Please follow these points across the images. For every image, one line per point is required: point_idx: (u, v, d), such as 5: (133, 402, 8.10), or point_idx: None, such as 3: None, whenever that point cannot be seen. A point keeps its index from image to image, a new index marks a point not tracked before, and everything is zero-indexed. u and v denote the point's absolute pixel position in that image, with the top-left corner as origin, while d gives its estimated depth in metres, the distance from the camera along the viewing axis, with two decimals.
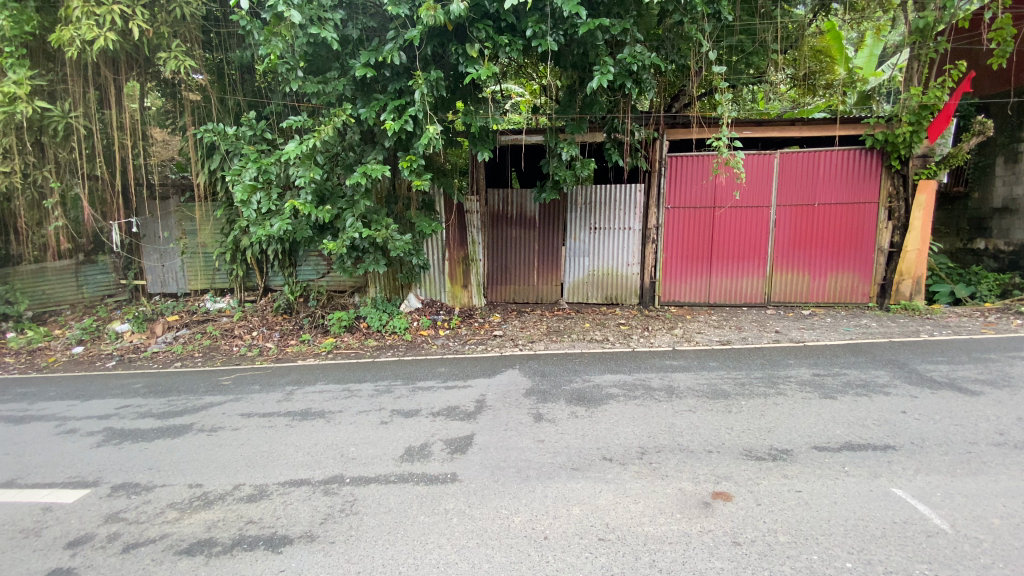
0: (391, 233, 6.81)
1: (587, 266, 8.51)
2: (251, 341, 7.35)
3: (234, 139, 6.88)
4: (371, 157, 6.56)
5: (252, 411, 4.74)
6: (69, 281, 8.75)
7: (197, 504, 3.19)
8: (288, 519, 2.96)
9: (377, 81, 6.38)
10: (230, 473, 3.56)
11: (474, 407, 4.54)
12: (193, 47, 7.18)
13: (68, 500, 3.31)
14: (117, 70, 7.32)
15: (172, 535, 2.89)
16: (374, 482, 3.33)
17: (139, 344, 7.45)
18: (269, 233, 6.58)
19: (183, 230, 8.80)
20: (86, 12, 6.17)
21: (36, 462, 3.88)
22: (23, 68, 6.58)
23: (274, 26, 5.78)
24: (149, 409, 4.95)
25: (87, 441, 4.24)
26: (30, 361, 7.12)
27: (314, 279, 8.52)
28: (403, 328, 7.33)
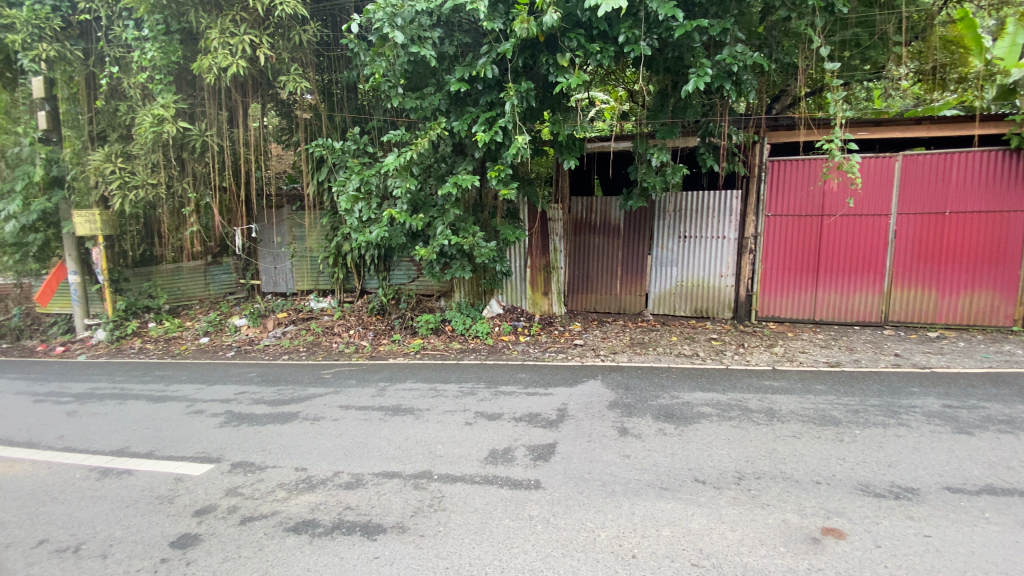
0: (478, 241, 6.99)
1: (675, 277, 8.17)
2: (348, 339, 7.90)
3: (341, 152, 7.47)
4: (461, 168, 6.81)
5: (350, 404, 5.06)
6: (199, 279, 9.95)
7: (302, 486, 3.45)
8: (381, 509, 3.11)
9: (470, 94, 6.62)
10: (331, 460, 3.82)
11: (557, 415, 4.50)
12: (308, 69, 7.89)
13: (195, 473, 3.72)
14: (245, 93, 8.24)
15: (281, 513, 3.14)
16: (460, 481, 3.41)
17: (253, 338, 8.29)
18: (367, 239, 7.04)
19: (293, 236, 9.67)
20: (223, 43, 7.02)
21: (170, 437, 4.42)
22: (170, 93, 7.60)
23: (379, 48, 6.23)
24: (262, 396, 5.46)
25: (211, 421, 4.76)
26: (167, 348, 8.21)
27: (405, 282, 8.93)
28: (485, 332, 7.48)
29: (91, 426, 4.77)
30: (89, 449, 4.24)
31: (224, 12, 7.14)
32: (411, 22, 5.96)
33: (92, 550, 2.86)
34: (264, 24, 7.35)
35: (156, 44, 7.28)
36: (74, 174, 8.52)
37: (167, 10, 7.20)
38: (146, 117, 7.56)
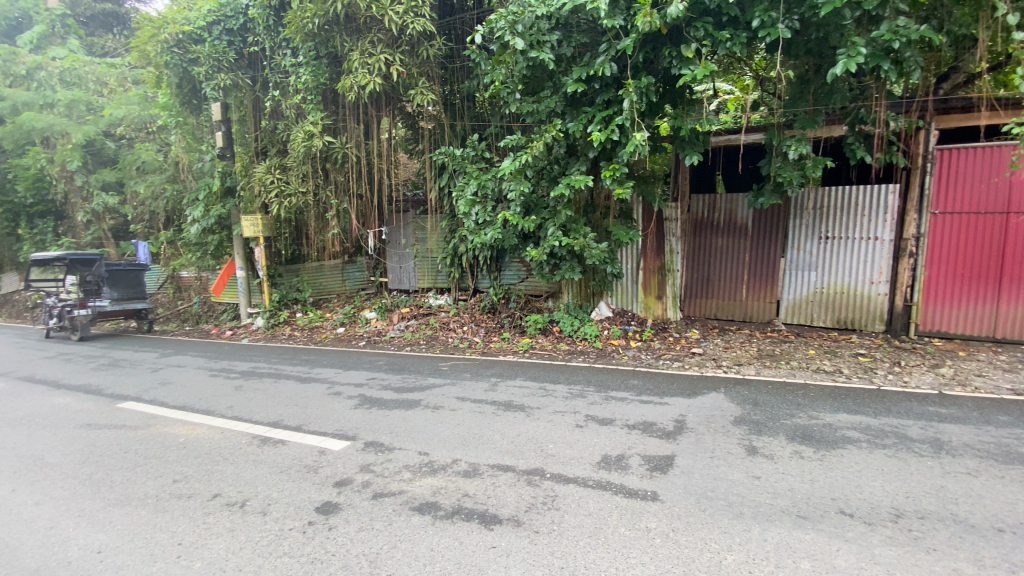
0: (589, 242, 6.90)
1: (813, 282, 7.35)
2: (462, 334, 8.30)
3: (460, 159, 7.88)
4: (575, 169, 6.79)
5: (466, 396, 5.31)
6: (337, 277, 10.97)
7: (425, 470, 3.69)
8: (497, 500, 3.22)
9: (586, 94, 6.59)
10: (450, 448, 4.04)
11: (674, 426, 4.28)
12: (434, 82, 8.43)
13: (335, 448, 4.16)
14: (379, 107, 9.07)
15: (407, 492, 3.39)
16: (573, 483, 3.39)
17: (381, 330, 9.09)
18: (483, 241, 7.35)
19: (416, 238, 10.19)
20: (363, 63, 7.77)
21: (315, 414, 5.00)
22: (318, 111, 8.70)
23: (500, 56, 6.49)
24: (389, 383, 5.96)
25: (348, 403, 5.30)
26: (311, 335, 9.36)
27: (515, 283, 9.03)
28: (594, 335, 7.38)
29: (253, 400, 5.57)
30: (253, 419, 4.94)
31: (363, 35, 7.88)
32: (531, 28, 6.11)
33: (255, 506, 3.32)
34: (397, 43, 8.00)
35: (309, 69, 8.39)
36: (243, 185, 10.02)
37: (317, 39, 8.19)
38: (299, 134, 8.67)
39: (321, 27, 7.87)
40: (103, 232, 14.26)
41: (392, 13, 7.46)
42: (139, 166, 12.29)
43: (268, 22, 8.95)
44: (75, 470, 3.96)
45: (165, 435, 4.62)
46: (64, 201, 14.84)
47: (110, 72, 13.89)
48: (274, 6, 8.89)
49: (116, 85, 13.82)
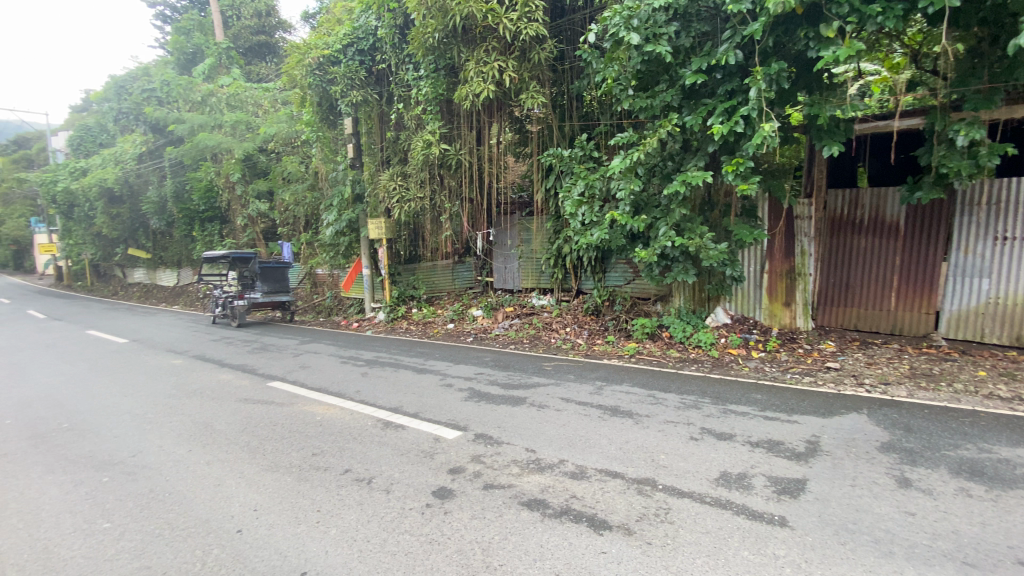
0: (705, 242, 6.51)
1: (986, 291, 6.21)
2: (566, 336, 8.29)
3: (568, 160, 7.90)
4: (692, 165, 6.45)
5: (571, 397, 5.30)
6: (448, 275, 11.44)
7: (532, 467, 3.75)
8: (606, 506, 3.16)
9: (705, 86, 6.25)
10: (557, 447, 4.05)
11: (804, 447, 3.87)
12: (545, 85, 8.55)
13: (448, 436, 4.39)
14: (490, 114, 9.40)
15: (517, 487, 3.47)
16: (688, 497, 3.22)
17: (486, 327, 9.43)
18: (589, 241, 7.28)
19: (521, 239, 10.23)
20: (478, 71, 8.08)
21: (430, 403, 5.32)
22: (436, 121, 9.29)
23: (614, 52, 6.39)
24: (496, 378, 6.17)
25: (458, 395, 5.55)
26: (424, 330, 10.04)
27: (621, 285, 8.83)
28: (708, 343, 6.94)
29: (376, 386, 6.08)
30: (376, 404, 5.39)
31: (479, 45, 8.21)
32: (647, 20, 5.93)
33: (379, 484, 3.61)
34: (511, 50, 8.24)
35: (429, 81, 8.98)
36: (370, 191, 10.99)
37: (437, 52, 8.70)
38: (419, 142, 9.31)
39: (442, 40, 8.34)
40: (256, 233, 16.51)
41: (507, 21, 7.70)
42: (286, 177, 14.04)
43: (394, 40, 9.71)
44: (237, 437, 4.64)
45: (304, 413, 5.22)
46: (229, 207, 17.45)
47: (264, 95, 16.05)
48: (399, 25, 9.62)
49: (269, 106, 15.92)
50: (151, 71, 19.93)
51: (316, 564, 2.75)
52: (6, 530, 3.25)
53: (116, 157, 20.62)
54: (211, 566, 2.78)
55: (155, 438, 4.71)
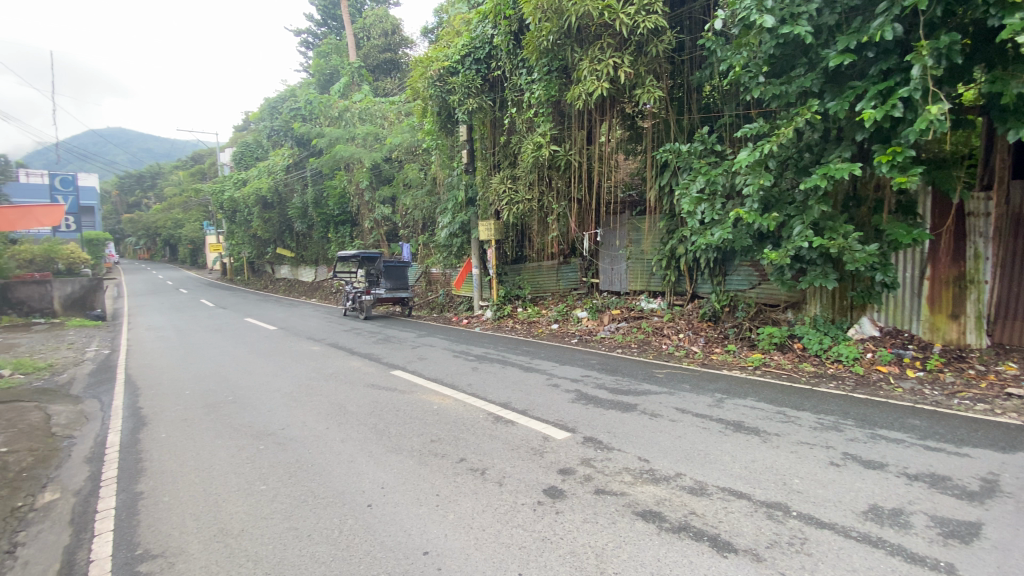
0: (851, 243, 5.80)
1: None
2: (679, 342, 7.88)
3: (687, 154, 7.66)
4: (834, 156, 5.79)
5: (686, 408, 5.01)
6: (553, 275, 11.44)
7: (646, 477, 3.60)
8: (730, 527, 2.93)
9: (853, 67, 5.58)
10: (674, 459, 3.86)
11: (979, 486, 3.25)
12: (662, 79, 8.24)
13: (558, 436, 4.39)
14: (602, 112, 9.26)
15: (630, 496, 3.36)
16: (827, 529, 2.87)
17: (591, 330, 9.30)
18: (709, 241, 6.83)
19: (630, 239, 9.89)
20: (591, 70, 7.97)
21: (540, 402, 5.36)
22: (547, 123, 9.41)
23: (743, 38, 5.96)
24: (604, 382, 6.04)
25: (566, 396, 5.53)
26: (530, 329, 10.18)
27: (744, 289, 8.16)
28: (851, 358, 6.16)
29: (486, 381, 6.29)
30: (487, 398, 5.57)
31: (593, 43, 8.13)
32: (784, 0, 5.46)
33: (492, 476, 3.72)
34: (626, 45, 8.04)
35: (542, 83, 9.08)
36: (481, 194, 11.43)
37: (551, 54, 8.76)
38: (530, 144, 9.51)
39: (556, 42, 8.38)
40: (380, 235, 18.06)
41: (624, 16, 7.52)
42: (407, 183, 15.14)
43: (509, 46, 9.99)
44: (366, 419, 5.09)
45: (422, 401, 5.57)
46: (357, 211, 19.27)
47: (390, 108, 17.40)
48: (514, 31, 9.88)
49: (393, 118, 17.23)
50: (297, 92, 22.69)
51: (436, 546, 2.91)
52: (189, 482, 3.88)
53: (270, 168, 23.83)
54: (347, 534, 3.06)
55: (299, 415, 5.33)
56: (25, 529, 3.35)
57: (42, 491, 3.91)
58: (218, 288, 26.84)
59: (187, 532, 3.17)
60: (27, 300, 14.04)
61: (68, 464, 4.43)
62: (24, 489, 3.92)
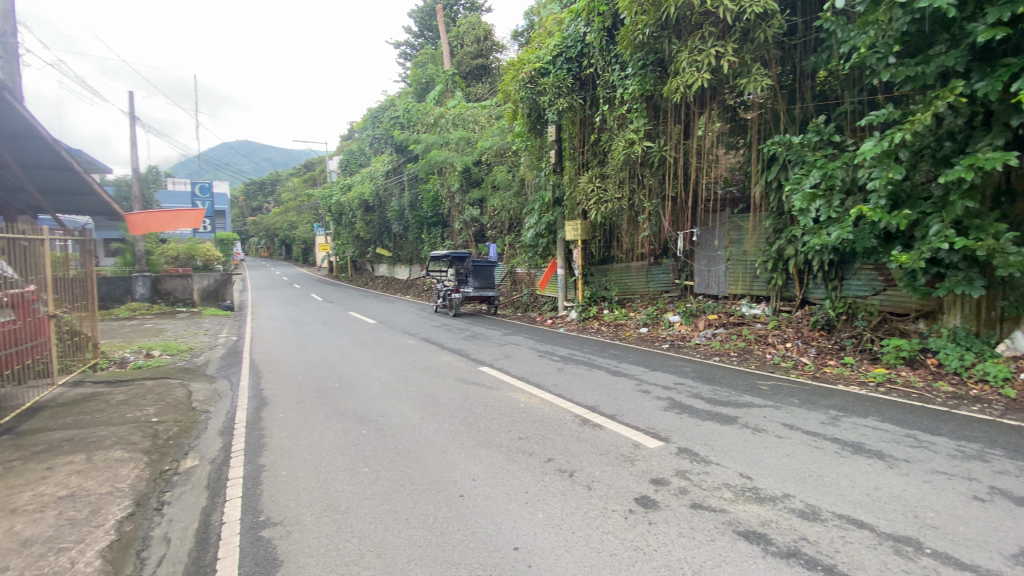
0: (1004, 245, 4.99)
1: None
2: (785, 352, 7.26)
3: (799, 147, 7.12)
4: (982, 144, 5.04)
5: (795, 424, 4.60)
6: (642, 278, 11.09)
7: (748, 495, 3.35)
8: (849, 559, 2.63)
9: (1009, 40, 4.82)
10: (780, 479, 3.55)
11: None
12: (771, 67, 7.67)
13: (649, 445, 4.23)
14: (701, 105, 8.82)
15: (731, 513, 3.14)
16: (972, 573, 2.48)
17: (685, 335, 8.87)
18: (824, 242, 6.35)
19: (730, 239, 9.31)
20: (691, 61, 7.62)
21: (630, 407, 5.21)
22: (641, 119, 9.15)
23: (869, 15, 5.34)
24: (698, 391, 5.72)
25: (658, 403, 5.32)
26: (617, 332, 9.93)
27: (866, 295, 7.31)
28: (1001, 378, 5.27)
29: (573, 382, 6.23)
30: (575, 400, 5.52)
31: (693, 33, 7.76)
32: None
33: (581, 479, 3.67)
34: (730, 32, 7.58)
35: (637, 78, 8.83)
36: (569, 194, 11.38)
37: (647, 48, 8.50)
38: (622, 141, 9.29)
39: (652, 35, 8.15)
40: (468, 236, 18.66)
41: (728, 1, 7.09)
42: (495, 184, 15.47)
43: (602, 43, 9.85)
44: (457, 412, 5.27)
45: (510, 399, 5.65)
46: (448, 213, 20.05)
47: (482, 112, 17.82)
48: (608, 27, 9.71)
49: (485, 122, 17.59)
50: (396, 100, 24.06)
51: (527, 543, 2.92)
52: (303, 459, 4.27)
53: (371, 173, 25.60)
54: (441, 522, 3.18)
55: (396, 404, 5.66)
56: (173, 489, 3.88)
57: (186, 457, 4.51)
58: (331, 288, 26.13)
59: (302, 505, 3.49)
60: (173, 291, 16.34)
61: (205, 435, 5.07)
62: (172, 454, 4.55)
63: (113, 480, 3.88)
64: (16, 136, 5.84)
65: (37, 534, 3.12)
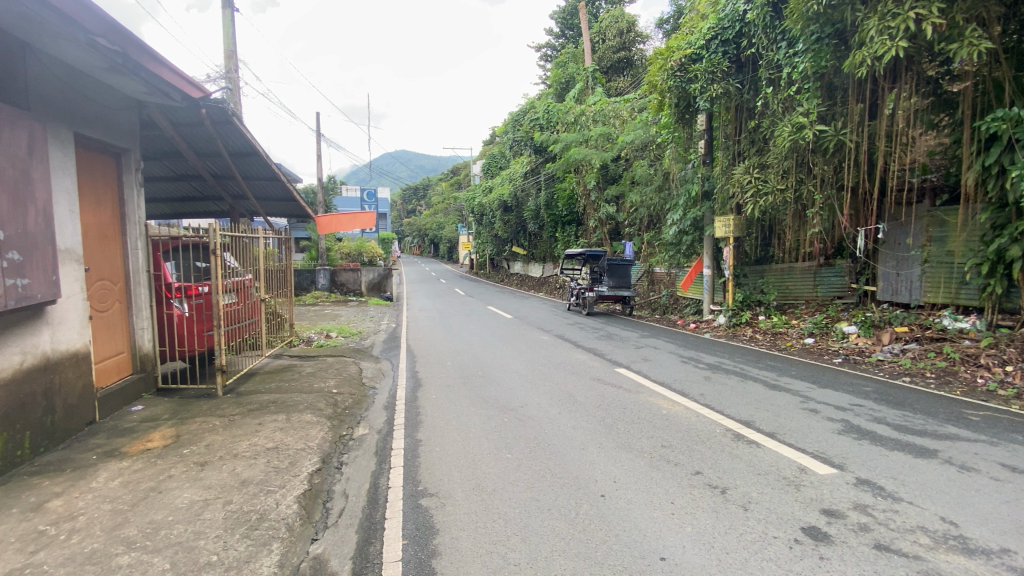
0: None
1: None
2: (1005, 378, 5.79)
3: None
4: None
5: (1021, 467, 3.66)
6: (808, 281, 9.85)
7: (953, 544, 2.76)
8: None
9: None
10: (999, 531, 2.86)
11: None
12: (990, 27, 6.24)
13: (819, 471, 3.72)
14: (893, 79, 7.48)
15: (927, 562, 2.61)
16: None
17: (864, 349, 7.61)
18: None
19: (929, 237, 7.93)
20: (881, 28, 6.46)
21: (792, 426, 4.65)
22: (814, 99, 8.05)
23: None
24: (882, 416, 4.86)
25: (829, 425, 4.66)
26: (774, 341, 8.90)
27: None
28: None
29: (723, 394, 5.75)
30: (725, 412, 5.08)
31: None
32: None
33: (734, 498, 3.37)
34: None
35: (809, 54, 7.80)
36: (721, 187, 10.55)
37: (822, 19, 7.44)
38: (787, 127, 8.29)
39: (830, 5, 7.14)
40: (604, 234, 18.45)
41: None
42: (635, 179, 14.98)
43: (766, 19, 8.87)
44: (595, 411, 5.23)
45: (651, 404, 5.41)
46: (583, 211, 20.00)
47: (624, 106, 17.32)
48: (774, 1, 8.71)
49: (627, 116, 17.02)
50: (536, 102, 24.61)
51: (674, 555, 2.77)
52: (452, 439, 4.61)
53: (510, 175, 26.67)
54: (582, 518, 3.17)
55: (535, 397, 5.80)
56: (348, 452, 4.49)
57: (357, 426, 5.17)
58: (492, 287, 24.92)
59: (453, 481, 3.76)
60: (346, 283, 18.87)
61: (372, 408, 5.75)
62: (347, 422, 5.25)
63: (304, 439, 4.61)
64: (244, 153, 7.24)
65: (252, 476, 3.84)
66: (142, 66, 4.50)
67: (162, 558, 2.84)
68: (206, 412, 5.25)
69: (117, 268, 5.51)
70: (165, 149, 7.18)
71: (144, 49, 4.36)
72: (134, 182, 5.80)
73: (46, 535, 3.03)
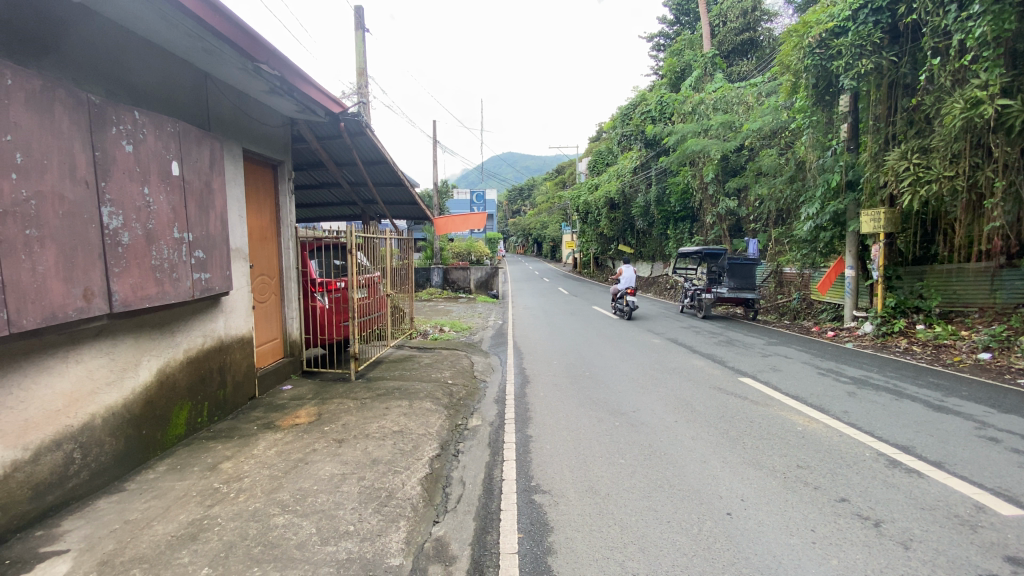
0: None
1: None
2: None
3: None
4: None
5: None
6: (984, 285, 8.41)
7: None
8: None
9: None
10: None
11: None
12: None
13: (1002, 511, 3.09)
14: None
15: None
16: None
17: None
18: None
19: None
20: None
21: (963, 455, 3.94)
22: (997, 67, 6.72)
23: None
24: None
25: (1015, 458, 3.86)
26: (936, 355, 7.63)
27: None
28: None
29: (872, 413, 5.03)
30: (876, 434, 4.45)
31: None
32: None
33: (890, 532, 2.93)
34: None
35: (987, 17, 6.62)
36: (868, 175, 9.27)
37: None
38: (959, 104, 7.08)
39: None
40: (723, 230, 17.29)
41: None
42: (760, 171, 13.80)
43: None
44: (717, 423, 4.87)
45: (783, 419, 4.91)
46: (698, 206, 18.94)
47: (748, 91, 16.01)
48: None
49: (752, 102, 15.72)
50: (647, 94, 23.63)
51: None
52: (563, 438, 4.60)
53: (618, 171, 26.05)
54: (705, 535, 2.98)
55: (648, 401, 5.60)
56: (464, 441, 4.70)
57: (472, 417, 5.41)
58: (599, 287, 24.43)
59: (566, 481, 3.74)
60: (458, 280, 19.86)
61: (484, 401, 5.97)
62: (462, 413, 5.50)
63: (424, 425, 4.91)
64: (374, 161, 7.94)
65: (381, 456, 4.17)
66: (296, 89, 5.15)
67: (309, 522, 3.20)
68: (342, 395, 5.83)
69: (273, 265, 6.33)
70: (311, 160, 8.12)
71: (298, 74, 4.98)
72: (287, 190, 6.62)
73: (220, 492, 3.58)
